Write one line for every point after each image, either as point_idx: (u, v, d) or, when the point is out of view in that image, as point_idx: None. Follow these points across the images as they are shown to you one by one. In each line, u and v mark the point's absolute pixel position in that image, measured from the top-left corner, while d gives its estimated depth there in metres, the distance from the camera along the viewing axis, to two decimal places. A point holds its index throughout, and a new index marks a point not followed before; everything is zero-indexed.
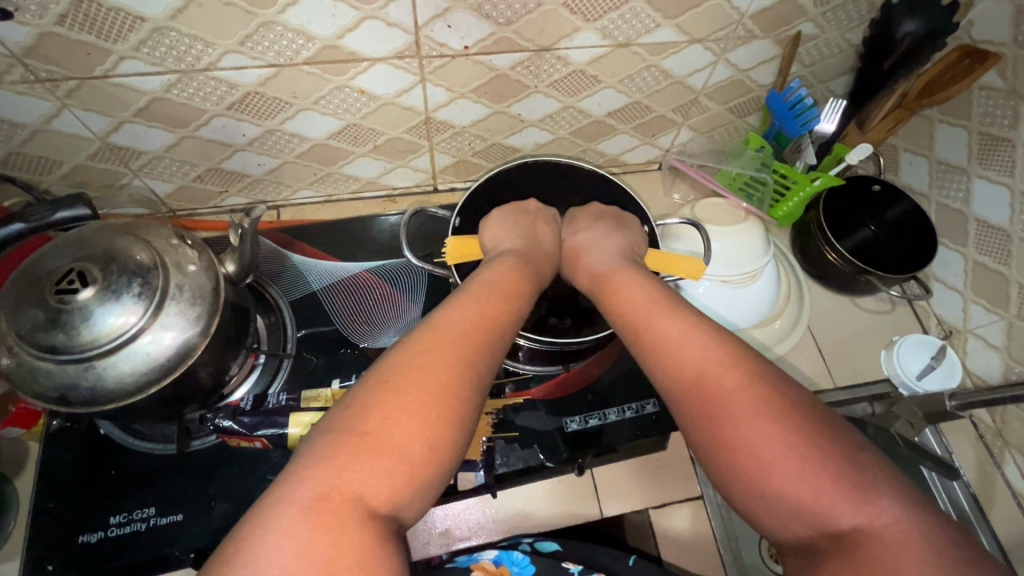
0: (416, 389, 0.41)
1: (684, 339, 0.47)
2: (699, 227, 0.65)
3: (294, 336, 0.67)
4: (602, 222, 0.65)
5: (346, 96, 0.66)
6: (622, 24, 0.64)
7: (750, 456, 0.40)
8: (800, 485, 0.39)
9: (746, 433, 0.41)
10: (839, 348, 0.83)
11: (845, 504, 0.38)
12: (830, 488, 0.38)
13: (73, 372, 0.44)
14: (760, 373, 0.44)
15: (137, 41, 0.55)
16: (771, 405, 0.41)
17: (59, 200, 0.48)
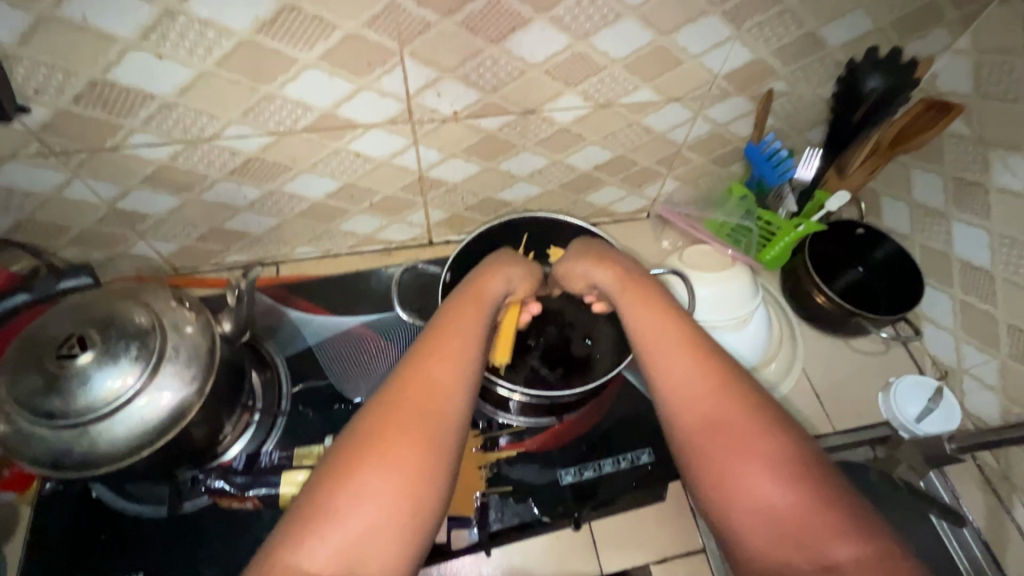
0: (407, 426, 0.42)
1: (677, 369, 0.48)
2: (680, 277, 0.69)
3: (288, 392, 0.67)
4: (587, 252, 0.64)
5: (342, 159, 0.70)
6: (603, 87, 0.68)
7: (737, 492, 0.41)
8: (790, 520, 0.38)
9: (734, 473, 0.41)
10: (835, 391, 0.83)
11: (832, 540, 0.37)
12: (821, 524, 0.38)
13: (68, 437, 0.45)
14: (747, 407, 0.44)
15: (146, 116, 0.58)
16: (763, 435, 0.42)
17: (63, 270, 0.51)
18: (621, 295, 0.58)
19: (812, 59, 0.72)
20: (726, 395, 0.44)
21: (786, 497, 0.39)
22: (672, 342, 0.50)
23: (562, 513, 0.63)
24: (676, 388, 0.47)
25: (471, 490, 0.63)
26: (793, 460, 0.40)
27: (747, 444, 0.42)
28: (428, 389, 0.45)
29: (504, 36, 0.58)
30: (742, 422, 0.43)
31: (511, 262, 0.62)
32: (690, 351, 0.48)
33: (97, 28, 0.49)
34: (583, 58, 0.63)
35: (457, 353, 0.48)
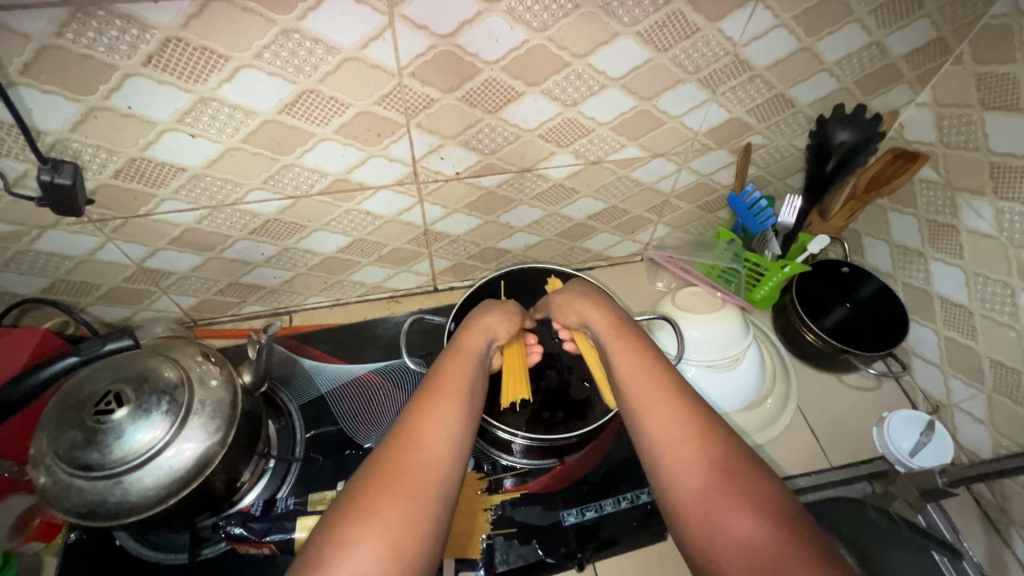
0: (400, 478, 0.45)
1: (654, 418, 0.51)
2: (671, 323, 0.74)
3: (302, 438, 0.70)
4: (577, 298, 0.69)
5: (353, 217, 0.75)
6: (593, 146, 0.74)
7: (715, 533, 0.43)
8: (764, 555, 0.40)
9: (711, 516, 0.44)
10: (830, 426, 0.85)
11: (803, 567, 0.39)
12: (793, 555, 0.40)
13: (103, 488, 0.48)
14: (718, 452, 0.47)
15: (176, 186, 0.64)
16: (733, 477, 0.45)
17: (108, 333, 0.52)
18: (607, 344, 0.62)
19: (785, 115, 0.78)
20: (698, 442, 0.48)
21: (758, 533, 0.42)
22: (650, 391, 0.54)
23: (566, 553, 0.65)
24: (654, 436, 0.50)
25: (477, 533, 0.65)
26: (760, 498, 0.44)
27: (720, 487, 0.45)
28: (423, 441, 0.48)
29: (500, 106, 0.64)
30: (712, 466, 0.47)
31: (497, 313, 0.68)
32: (666, 399, 0.52)
33: (139, 115, 0.55)
34: (573, 123, 0.70)
35: (450, 409, 0.52)
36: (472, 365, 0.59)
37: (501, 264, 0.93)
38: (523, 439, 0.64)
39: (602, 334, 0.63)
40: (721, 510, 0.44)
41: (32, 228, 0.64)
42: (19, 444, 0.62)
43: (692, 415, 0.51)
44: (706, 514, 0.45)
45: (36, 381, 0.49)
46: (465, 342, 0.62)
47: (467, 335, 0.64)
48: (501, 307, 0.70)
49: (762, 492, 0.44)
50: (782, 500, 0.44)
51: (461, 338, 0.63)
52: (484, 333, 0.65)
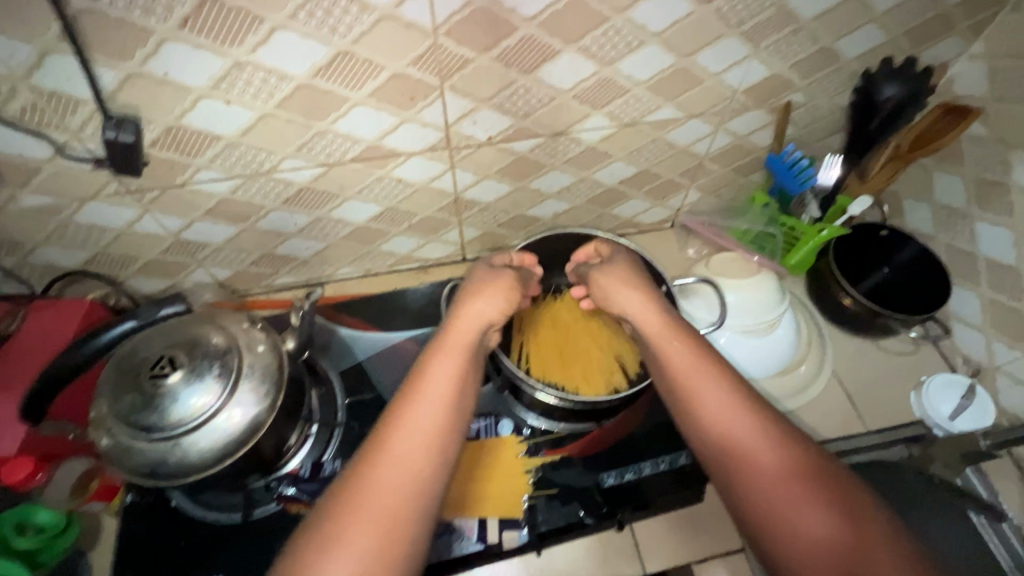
0: (372, 499, 0.44)
1: (717, 402, 0.50)
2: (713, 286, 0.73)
3: (343, 405, 0.71)
4: (625, 283, 0.63)
5: (385, 185, 0.74)
6: (628, 108, 0.72)
7: (783, 524, 0.44)
8: (838, 547, 0.42)
9: (780, 505, 0.45)
10: (867, 391, 0.84)
11: (877, 557, 0.42)
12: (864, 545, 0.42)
13: (162, 449, 0.50)
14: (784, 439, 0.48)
15: (212, 155, 0.64)
16: (801, 466, 0.46)
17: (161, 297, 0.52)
18: (659, 328, 0.58)
19: (827, 72, 0.75)
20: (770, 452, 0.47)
21: (829, 522, 0.43)
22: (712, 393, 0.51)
23: (605, 514, 0.66)
24: (718, 422, 0.50)
25: (518, 493, 0.67)
26: (828, 488, 0.45)
27: (790, 476, 0.46)
28: (399, 464, 0.46)
29: (536, 66, 0.63)
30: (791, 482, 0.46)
31: (494, 289, 0.63)
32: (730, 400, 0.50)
33: (175, 81, 0.55)
34: (610, 83, 0.67)
35: (425, 415, 0.49)
36: (458, 360, 0.54)
37: (530, 233, 0.92)
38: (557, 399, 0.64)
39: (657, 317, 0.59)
40: (791, 506, 0.45)
41: (73, 200, 0.65)
42: (81, 407, 0.65)
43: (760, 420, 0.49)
44: (773, 503, 0.45)
45: (101, 346, 0.50)
46: (457, 333, 0.57)
47: (463, 321, 0.59)
48: (496, 285, 0.63)
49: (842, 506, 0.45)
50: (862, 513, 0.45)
51: (451, 327, 0.58)
52: (484, 318, 0.60)
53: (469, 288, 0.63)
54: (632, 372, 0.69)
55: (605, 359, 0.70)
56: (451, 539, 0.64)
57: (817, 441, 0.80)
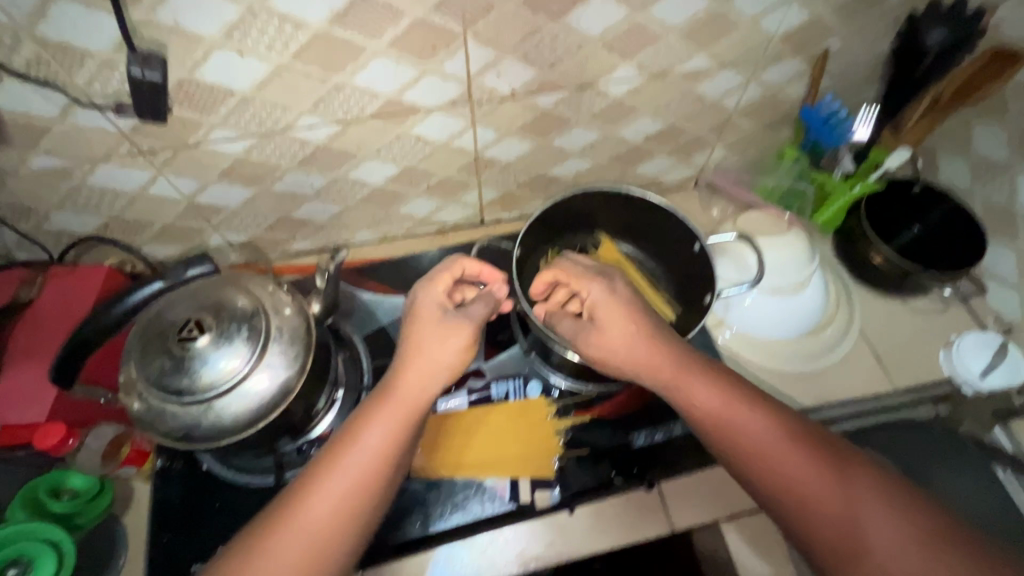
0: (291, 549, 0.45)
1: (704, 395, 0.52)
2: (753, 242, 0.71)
3: (368, 369, 0.70)
4: (619, 318, 0.55)
5: (404, 143, 0.72)
6: (658, 57, 0.68)
7: (782, 492, 0.49)
8: (830, 510, 0.47)
9: (779, 474, 0.49)
10: (896, 350, 0.83)
11: (866, 518, 0.46)
12: (854, 507, 0.46)
13: (196, 413, 0.50)
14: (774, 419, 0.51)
15: (226, 112, 0.61)
16: (791, 440, 0.50)
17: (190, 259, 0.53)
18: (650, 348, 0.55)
19: (867, 15, 0.71)
20: (779, 460, 0.49)
21: (821, 487, 0.48)
22: (725, 415, 0.51)
23: (635, 473, 0.66)
24: (709, 411, 0.52)
25: (549, 454, 0.66)
26: (819, 457, 0.49)
27: (784, 449, 0.49)
28: (314, 512, 0.46)
29: (564, 11, 0.59)
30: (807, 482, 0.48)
31: (431, 331, 0.54)
32: (739, 418, 0.51)
33: (187, 30, 0.52)
34: (640, 29, 0.64)
35: (343, 473, 0.47)
36: (389, 413, 0.50)
37: (551, 194, 0.89)
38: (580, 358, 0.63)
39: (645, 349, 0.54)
40: (787, 476, 0.49)
41: (84, 162, 0.63)
42: (110, 371, 0.64)
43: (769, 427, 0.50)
44: (770, 477, 0.49)
45: (131, 306, 0.50)
46: (402, 380, 0.52)
47: (405, 366, 0.52)
48: (447, 330, 0.54)
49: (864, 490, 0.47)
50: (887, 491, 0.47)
51: (394, 375, 0.52)
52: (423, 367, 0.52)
53: (415, 326, 0.55)
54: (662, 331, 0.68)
55: None
56: (482, 499, 0.64)
57: (845, 400, 0.79)
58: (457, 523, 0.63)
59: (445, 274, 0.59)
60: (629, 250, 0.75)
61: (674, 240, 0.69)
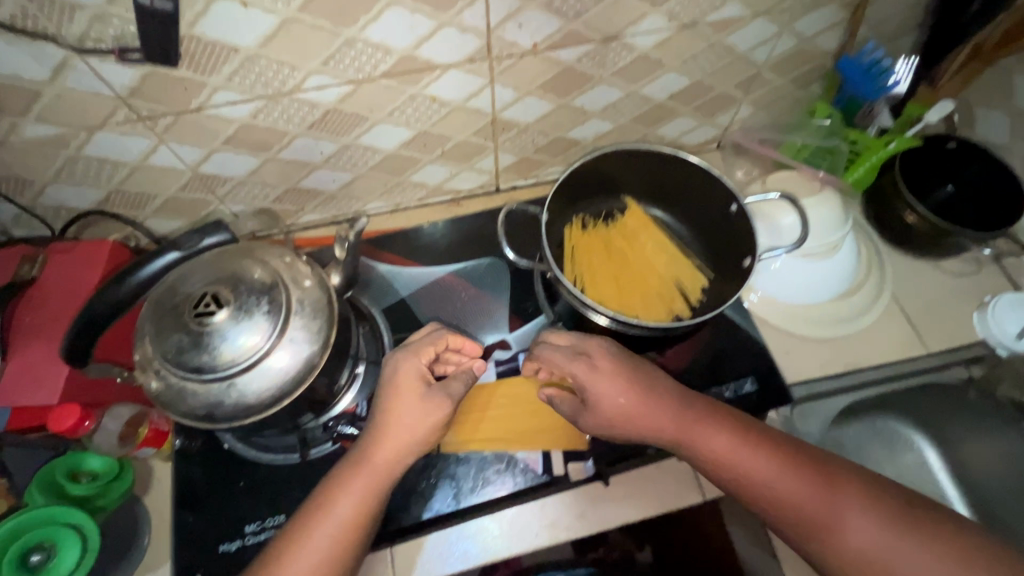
0: None
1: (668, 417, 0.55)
2: (796, 203, 0.67)
3: (390, 342, 0.68)
4: (595, 370, 0.56)
5: (418, 105, 0.67)
6: (688, 5, 0.64)
7: (770, 501, 0.52)
8: (813, 511, 0.50)
9: (762, 483, 0.52)
10: (928, 312, 0.80)
11: (846, 516, 0.49)
12: (830, 505, 0.50)
13: (218, 390, 0.47)
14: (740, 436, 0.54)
15: (230, 72, 0.57)
16: (763, 451, 0.53)
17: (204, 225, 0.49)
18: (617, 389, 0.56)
19: None
20: (744, 465, 0.52)
21: (797, 489, 0.51)
22: (688, 432, 0.55)
23: None
24: (679, 432, 0.55)
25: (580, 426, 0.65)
26: (793, 463, 0.52)
27: (761, 458, 0.53)
28: (319, 548, 0.48)
29: None
30: (770, 484, 0.52)
31: (412, 406, 0.53)
32: (700, 434, 0.54)
33: None
34: None
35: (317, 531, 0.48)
36: (365, 477, 0.51)
37: (569, 158, 0.85)
38: (604, 319, 0.59)
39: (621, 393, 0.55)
40: (766, 484, 0.52)
41: (80, 130, 0.59)
42: (123, 348, 0.61)
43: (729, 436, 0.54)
44: (751, 486, 0.52)
45: (145, 278, 0.47)
46: (380, 441, 0.52)
47: (387, 420, 0.53)
48: (423, 406, 0.54)
49: (822, 479, 0.51)
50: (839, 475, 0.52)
51: (375, 439, 0.52)
52: (405, 429, 0.53)
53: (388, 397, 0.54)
54: (694, 299, 0.66)
55: (665, 285, 0.67)
56: (514, 470, 0.63)
57: (877, 364, 0.77)
58: (490, 495, 0.62)
59: (428, 346, 0.58)
60: (658, 214, 0.72)
61: (709, 201, 0.65)
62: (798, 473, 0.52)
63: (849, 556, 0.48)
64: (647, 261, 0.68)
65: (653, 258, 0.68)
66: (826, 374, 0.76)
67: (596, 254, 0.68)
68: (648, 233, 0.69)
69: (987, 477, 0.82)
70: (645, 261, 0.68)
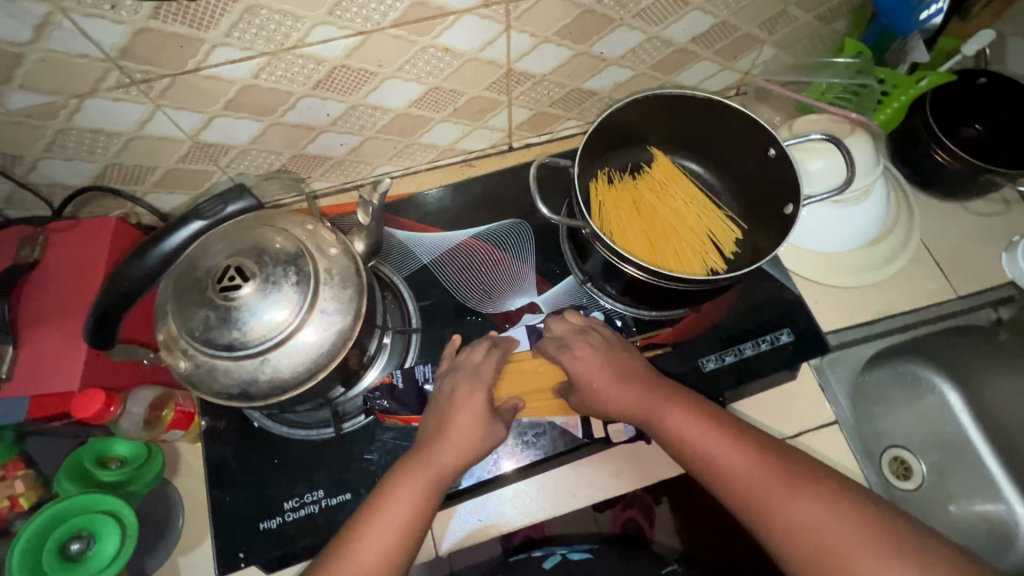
0: None
1: (634, 397, 0.56)
2: (840, 144, 0.63)
3: (415, 310, 0.66)
4: (599, 358, 0.58)
5: (430, 57, 0.63)
6: None
7: (727, 482, 0.51)
8: (767, 493, 0.49)
9: (719, 464, 0.51)
10: (956, 256, 0.79)
11: (798, 497, 0.48)
12: (784, 486, 0.49)
13: (252, 367, 0.45)
14: (704, 415, 0.54)
15: (228, 26, 0.52)
16: (723, 432, 0.53)
17: (226, 190, 0.44)
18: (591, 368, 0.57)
19: None
20: (699, 441, 0.52)
21: (752, 471, 0.50)
22: (651, 409, 0.55)
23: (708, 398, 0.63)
24: (643, 409, 0.55)
25: None
26: (750, 445, 0.52)
27: (721, 439, 0.52)
28: (382, 534, 0.48)
29: None
30: (722, 460, 0.51)
31: (466, 425, 0.54)
32: (664, 410, 0.54)
33: None
34: None
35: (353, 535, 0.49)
36: (409, 478, 0.52)
37: (585, 111, 0.81)
38: (635, 271, 0.56)
39: (610, 373, 0.57)
40: (722, 466, 0.51)
41: (70, 98, 0.54)
42: (144, 327, 0.60)
43: (690, 413, 0.54)
44: (708, 468, 0.51)
45: (169, 251, 0.43)
46: (443, 446, 0.53)
47: (449, 422, 0.54)
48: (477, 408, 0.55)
49: (777, 462, 0.51)
50: (795, 459, 0.51)
51: (429, 442, 0.54)
52: (465, 434, 0.54)
53: (440, 401, 0.56)
54: (728, 250, 0.65)
55: (698, 237, 0.65)
56: (554, 435, 0.62)
57: (907, 310, 0.76)
58: (530, 460, 0.61)
59: (481, 352, 0.60)
60: (695, 167, 0.71)
61: (745, 146, 0.63)
62: (752, 453, 0.51)
63: (801, 538, 0.47)
64: (678, 213, 0.66)
65: (685, 211, 0.66)
66: (857, 323, 0.75)
67: (625, 206, 0.66)
68: (680, 184, 0.67)
69: (1008, 415, 0.83)
70: (676, 213, 0.66)
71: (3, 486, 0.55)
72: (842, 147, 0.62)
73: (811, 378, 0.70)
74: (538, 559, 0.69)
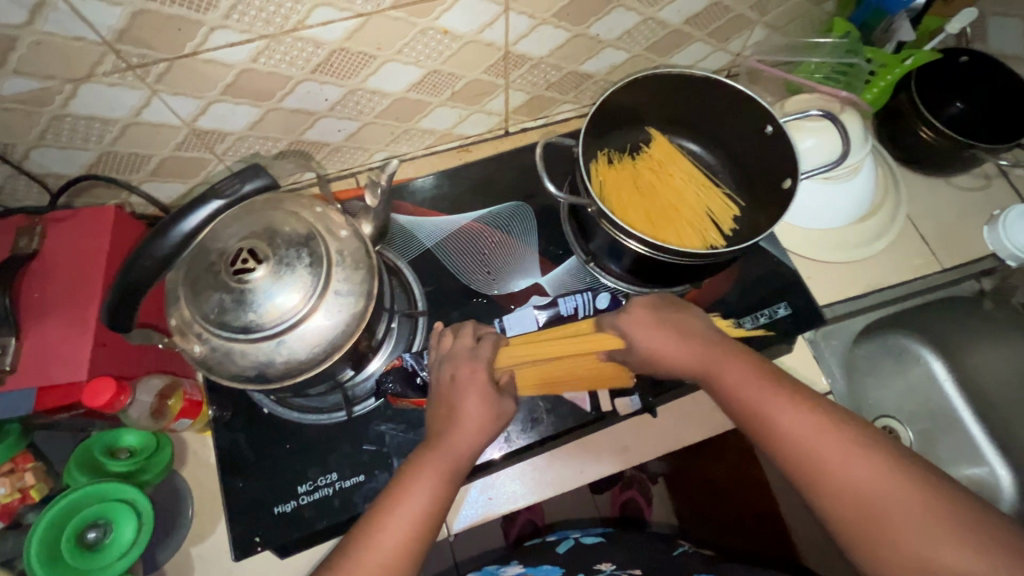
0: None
1: (693, 356, 0.56)
2: (835, 121, 0.64)
3: (421, 294, 0.66)
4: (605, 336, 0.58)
5: (429, 39, 0.62)
6: None
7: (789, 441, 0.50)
8: (829, 451, 0.48)
9: (782, 422, 0.50)
10: (941, 230, 0.82)
11: (858, 458, 0.47)
12: (846, 448, 0.48)
13: (268, 348, 0.45)
14: (767, 376, 0.53)
15: (227, 8, 0.51)
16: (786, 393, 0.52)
17: (244, 170, 0.44)
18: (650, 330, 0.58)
19: None
20: (757, 398, 0.52)
21: (814, 430, 0.49)
22: (710, 365, 0.55)
23: None
24: (706, 369, 0.55)
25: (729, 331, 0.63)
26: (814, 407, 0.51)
27: (785, 399, 0.51)
28: (399, 518, 0.49)
29: None
30: (779, 418, 0.50)
31: (477, 407, 0.54)
32: (723, 367, 0.55)
33: None
34: None
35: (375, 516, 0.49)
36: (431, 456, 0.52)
37: (580, 94, 0.81)
38: (636, 245, 0.58)
39: None
40: (783, 421, 0.50)
41: (64, 83, 0.53)
42: (155, 312, 0.61)
43: (748, 371, 0.54)
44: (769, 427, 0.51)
45: (187, 232, 0.43)
46: (456, 433, 0.53)
47: (459, 405, 0.54)
48: (484, 390, 0.55)
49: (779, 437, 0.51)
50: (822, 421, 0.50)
51: (441, 424, 0.54)
52: (477, 418, 0.54)
53: (449, 384, 0.56)
54: (726, 228, 0.67)
55: (697, 216, 0.67)
56: (563, 413, 0.64)
57: (897, 283, 0.79)
58: (539, 436, 0.62)
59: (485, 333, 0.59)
60: (695, 148, 0.73)
61: (743, 125, 0.65)
62: (790, 417, 0.50)
63: (859, 497, 0.46)
64: (677, 193, 0.68)
65: (685, 191, 0.68)
66: (848, 297, 0.77)
67: (625, 186, 0.67)
68: (679, 164, 0.69)
69: (992, 384, 0.85)
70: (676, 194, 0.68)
71: (14, 479, 0.55)
72: (837, 124, 0.64)
73: (806, 350, 0.72)
74: (549, 544, 0.70)
